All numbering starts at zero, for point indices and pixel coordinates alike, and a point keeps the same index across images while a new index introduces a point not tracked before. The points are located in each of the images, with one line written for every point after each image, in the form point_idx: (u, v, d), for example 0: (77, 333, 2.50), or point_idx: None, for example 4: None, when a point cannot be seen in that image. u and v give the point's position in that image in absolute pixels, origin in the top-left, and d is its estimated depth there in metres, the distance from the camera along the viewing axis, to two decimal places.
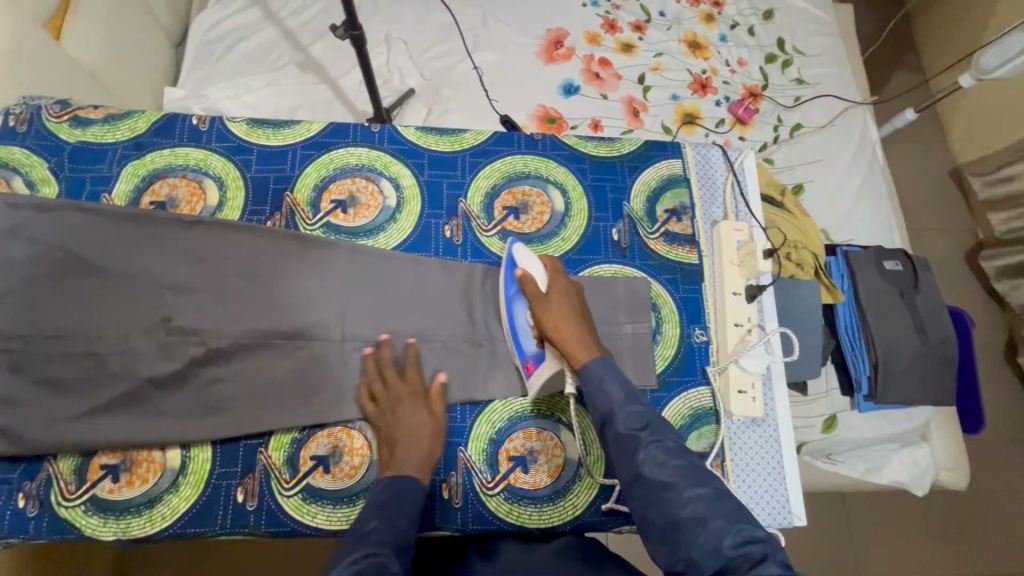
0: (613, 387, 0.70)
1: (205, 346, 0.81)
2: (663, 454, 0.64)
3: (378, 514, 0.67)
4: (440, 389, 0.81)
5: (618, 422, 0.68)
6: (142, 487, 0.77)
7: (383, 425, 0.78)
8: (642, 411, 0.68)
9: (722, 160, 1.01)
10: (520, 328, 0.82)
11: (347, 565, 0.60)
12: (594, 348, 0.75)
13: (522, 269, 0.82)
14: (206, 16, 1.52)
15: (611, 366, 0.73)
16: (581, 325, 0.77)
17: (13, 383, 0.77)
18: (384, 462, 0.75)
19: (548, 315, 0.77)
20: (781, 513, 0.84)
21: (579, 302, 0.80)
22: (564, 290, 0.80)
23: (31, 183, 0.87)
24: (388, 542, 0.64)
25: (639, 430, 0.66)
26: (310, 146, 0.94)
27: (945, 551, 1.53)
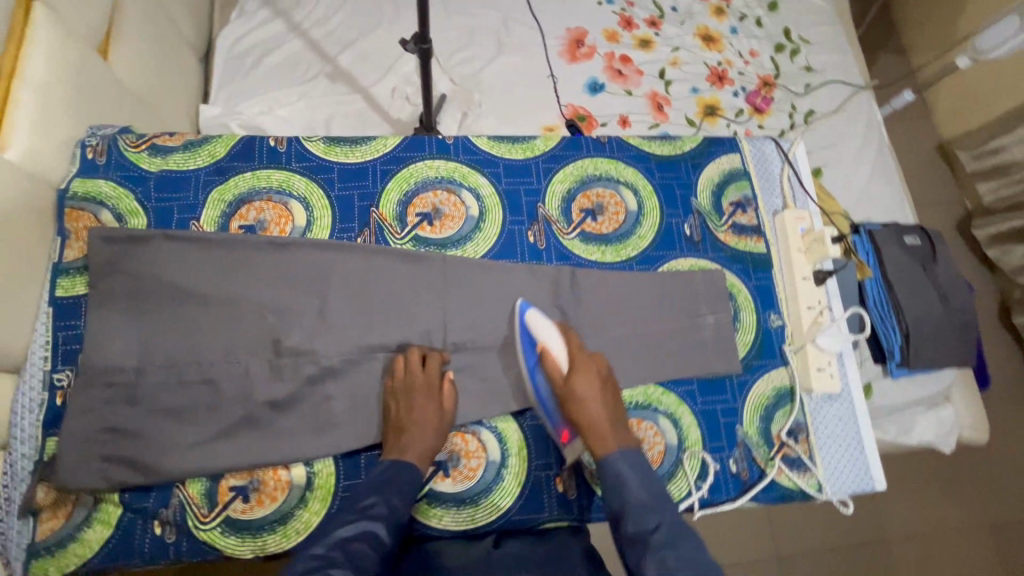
0: (631, 487, 0.74)
1: (318, 365, 0.83)
2: (677, 562, 0.66)
3: (377, 492, 0.74)
4: (451, 386, 0.84)
5: (629, 523, 0.71)
6: (272, 506, 0.79)
7: (394, 409, 0.81)
8: (656, 509, 0.71)
9: (776, 152, 1.08)
10: (547, 401, 0.84)
11: (346, 528, 0.70)
12: (617, 435, 0.78)
13: (543, 345, 0.85)
14: (231, 29, 1.50)
15: (635, 461, 0.76)
16: (608, 410, 0.80)
17: (132, 415, 0.78)
18: (390, 444, 0.79)
19: (575, 399, 0.80)
20: (863, 479, 0.91)
21: (603, 383, 0.83)
22: (592, 370, 0.83)
23: (119, 216, 0.87)
24: (383, 517, 0.72)
25: (649, 530, 0.69)
26: (389, 162, 0.96)
27: (966, 503, 1.64)
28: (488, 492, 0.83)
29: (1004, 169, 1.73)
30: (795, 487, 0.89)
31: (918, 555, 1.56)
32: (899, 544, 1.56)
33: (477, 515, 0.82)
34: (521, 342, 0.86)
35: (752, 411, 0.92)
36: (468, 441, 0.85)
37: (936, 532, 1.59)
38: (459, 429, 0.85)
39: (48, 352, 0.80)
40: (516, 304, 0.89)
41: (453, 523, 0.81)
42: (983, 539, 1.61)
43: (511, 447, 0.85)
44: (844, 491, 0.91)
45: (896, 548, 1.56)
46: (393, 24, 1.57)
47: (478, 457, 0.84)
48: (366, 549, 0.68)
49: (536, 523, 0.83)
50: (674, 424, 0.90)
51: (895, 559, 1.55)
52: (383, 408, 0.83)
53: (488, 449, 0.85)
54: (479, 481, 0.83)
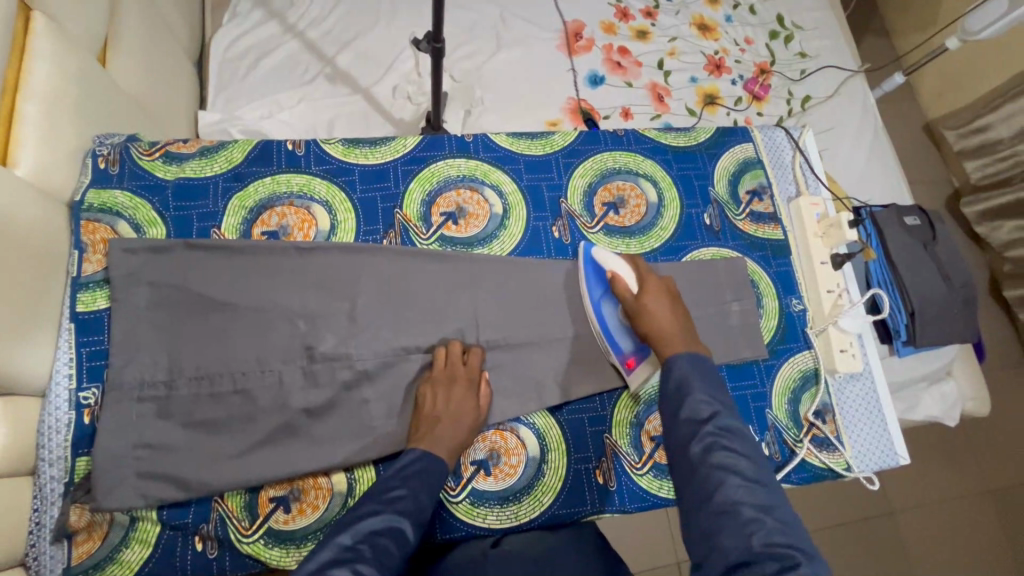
0: (694, 381, 0.70)
1: (353, 369, 0.82)
2: (727, 452, 0.62)
3: (405, 483, 0.71)
4: (487, 387, 0.84)
5: (682, 407, 0.67)
6: (314, 514, 0.78)
7: (430, 400, 0.80)
8: (714, 400, 0.67)
9: (787, 140, 1.10)
10: (613, 329, 0.87)
11: (371, 519, 0.65)
12: (684, 342, 0.76)
13: (612, 271, 0.87)
14: (226, 31, 1.47)
15: (700, 363, 0.72)
16: (677, 322, 0.79)
17: (166, 429, 0.76)
18: (421, 432, 0.78)
19: (642, 313, 0.80)
20: (888, 455, 0.93)
21: (674, 301, 0.82)
22: (661, 289, 0.83)
23: (137, 226, 0.85)
24: (410, 512, 0.67)
25: (704, 416, 0.66)
26: (409, 161, 0.95)
27: (969, 475, 1.68)
28: (529, 488, 0.83)
29: (990, 146, 1.75)
30: (828, 465, 0.91)
31: (924, 527, 1.60)
32: (905, 517, 1.60)
33: (520, 512, 0.81)
34: (586, 274, 0.89)
35: (781, 394, 0.93)
36: (507, 438, 0.84)
37: (940, 503, 1.63)
38: (497, 426, 0.85)
39: (72, 369, 0.78)
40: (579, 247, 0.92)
41: (497, 521, 0.81)
42: (985, 508, 1.65)
43: (550, 442, 0.85)
44: (871, 466, 0.93)
45: (902, 522, 1.59)
46: (390, 22, 1.54)
47: (517, 454, 0.84)
48: (391, 546, 0.63)
49: (578, 516, 0.83)
50: None
51: (902, 532, 1.58)
52: (415, 398, 0.82)
53: (527, 445, 0.85)
54: (520, 477, 0.83)
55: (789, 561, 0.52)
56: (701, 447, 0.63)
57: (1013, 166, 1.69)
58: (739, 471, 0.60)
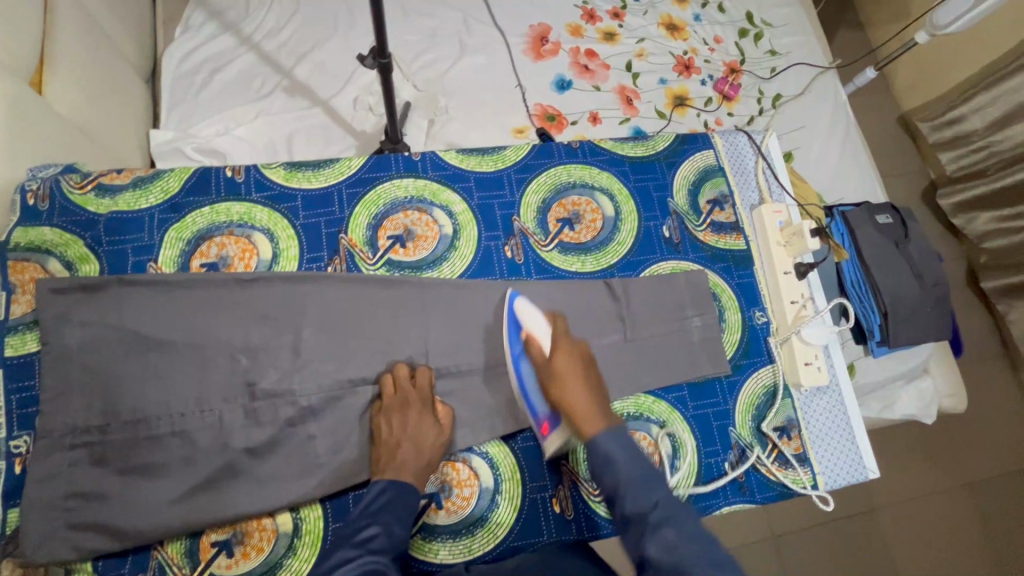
0: (622, 467, 0.71)
1: (297, 406, 0.79)
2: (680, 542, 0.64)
3: (375, 519, 0.71)
4: (446, 407, 0.82)
5: (625, 504, 0.69)
6: (258, 557, 0.75)
7: (387, 427, 0.78)
8: (649, 486, 0.70)
9: (749, 145, 1.07)
10: (530, 390, 0.82)
11: (347, 568, 0.66)
12: (601, 415, 0.75)
13: (528, 332, 0.84)
14: (177, 46, 1.42)
15: (620, 439, 0.73)
16: (590, 390, 0.77)
17: (100, 477, 0.73)
18: (383, 462, 0.76)
19: (555, 382, 0.78)
20: (857, 469, 0.91)
21: (586, 366, 0.80)
22: (575, 353, 0.81)
23: (68, 264, 0.82)
24: (385, 550, 0.69)
25: (649, 508, 0.68)
26: (355, 184, 0.92)
27: (948, 472, 1.67)
28: (483, 520, 0.81)
29: (963, 138, 1.73)
30: (793, 484, 0.88)
31: (904, 521, 1.59)
32: (885, 513, 1.59)
33: (474, 545, 0.79)
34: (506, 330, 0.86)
35: (744, 412, 0.91)
36: (460, 469, 0.82)
37: (919, 496, 1.63)
38: (449, 457, 0.83)
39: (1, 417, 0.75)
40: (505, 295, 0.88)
41: (450, 556, 0.79)
42: (963, 499, 1.65)
43: (505, 471, 0.83)
44: (839, 482, 0.91)
45: (883, 518, 1.58)
46: (349, 31, 1.50)
47: (470, 485, 0.82)
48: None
49: (534, 548, 0.81)
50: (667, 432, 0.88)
51: (883, 528, 1.57)
52: (371, 428, 0.80)
53: (480, 475, 0.83)
54: (473, 509, 0.81)
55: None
56: (656, 546, 0.64)
57: (987, 158, 1.67)
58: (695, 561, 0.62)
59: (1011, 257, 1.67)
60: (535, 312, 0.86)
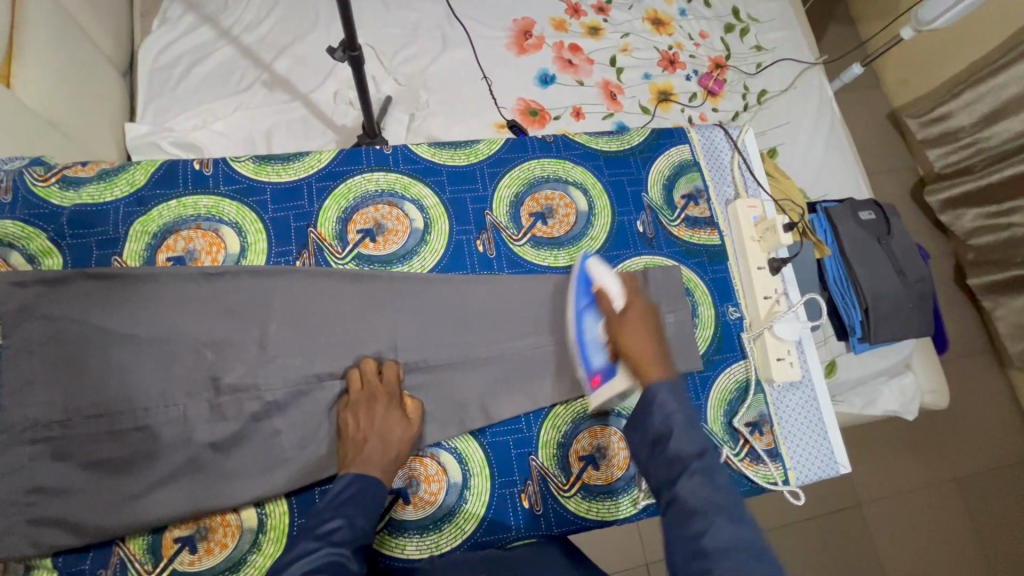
0: (676, 415, 0.67)
1: (262, 401, 0.79)
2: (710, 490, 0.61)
3: (338, 512, 0.70)
4: (415, 401, 0.82)
5: (670, 445, 0.66)
6: (221, 554, 0.75)
7: (355, 422, 0.78)
8: (701, 438, 0.66)
9: (725, 140, 1.06)
10: (589, 340, 0.82)
11: (307, 559, 0.64)
12: (665, 367, 0.72)
13: (600, 285, 0.82)
14: (153, 39, 1.40)
15: (679, 394, 0.70)
16: (657, 344, 0.73)
17: (60, 472, 0.73)
18: (350, 457, 0.76)
19: (623, 331, 0.74)
20: (828, 465, 0.91)
21: (657, 325, 0.76)
22: (646, 310, 0.77)
23: (31, 257, 0.81)
24: (348, 541, 0.68)
25: (693, 455, 0.64)
26: (325, 177, 0.91)
27: (933, 469, 1.67)
28: (451, 515, 0.80)
29: (951, 135, 1.73)
30: (764, 480, 0.88)
31: (889, 516, 1.60)
32: (871, 508, 1.59)
33: (441, 541, 0.79)
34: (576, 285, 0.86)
35: (715, 407, 0.91)
36: (428, 464, 0.82)
37: (904, 491, 1.63)
38: (417, 453, 0.82)
39: None
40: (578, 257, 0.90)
41: (417, 551, 0.78)
42: (948, 495, 1.65)
43: (473, 466, 0.83)
44: (811, 477, 0.90)
45: (868, 512, 1.59)
46: (330, 24, 1.49)
47: (438, 480, 0.81)
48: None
49: (502, 543, 0.80)
50: None
51: (869, 523, 1.58)
52: (338, 423, 0.79)
53: (448, 471, 0.82)
54: (441, 505, 0.81)
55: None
56: (687, 487, 0.62)
57: (975, 154, 1.66)
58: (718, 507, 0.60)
59: (996, 254, 1.67)
60: (608, 270, 0.84)
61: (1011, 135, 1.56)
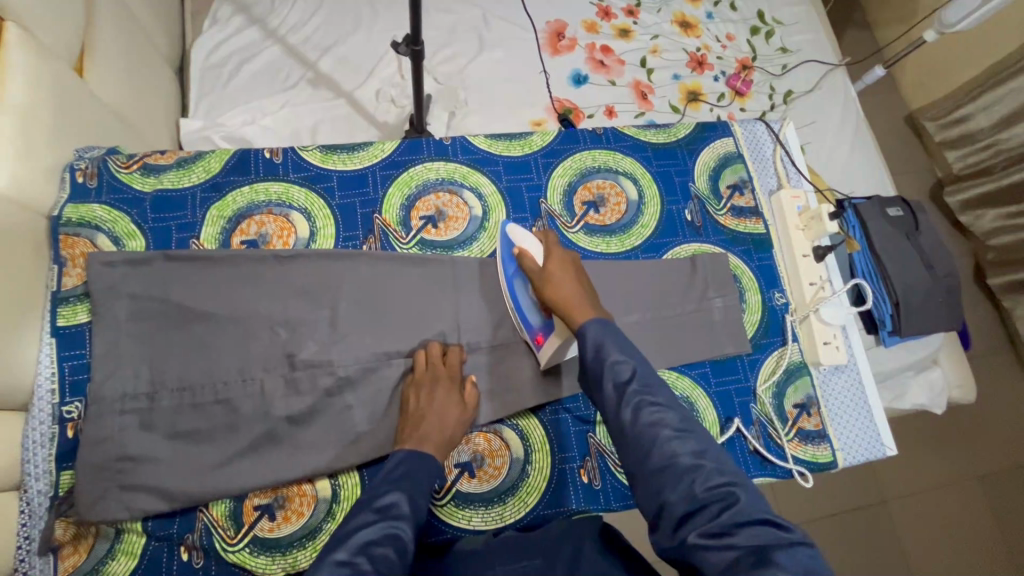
0: (608, 344, 0.69)
1: (335, 375, 0.82)
2: (653, 406, 0.63)
3: (396, 484, 0.70)
4: (473, 385, 0.84)
5: (606, 376, 0.67)
6: (299, 521, 0.78)
7: (416, 400, 0.81)
8: (632, 359, 0.67)
9: (767, 133, 1.10)
10: (523, 304, 0.85)
11: (366, 530, 0.63)
12: (590, 306, 0.75)
13: (520, 247, 0.85)
14: (205, 39, 1.45)
15: (609, 322, 0.72)
16: (581, 290, 0.77)
17: (148, 442, 0.76)
18: (407, 432, 0.78)
19: (547, 284, 0.78)
20: (874, 446, 0.94)
21: (578, 272, 0.80)
22: (562, 262, 0.81)
23: (116, 239, 0.86)
24: (408, 518, 0.66)
25: (626, 380, 0.66)
26: (388, 166, 0.95)
27: (957, 468, 1.65)
28: (514, 489, 0.84)
29: (969, 136, 1.76)
30: (812, 459, 0.91)
31: (916, 512, 1.58)
32: (897, 504, 1.58)
33: (506, 513, 0.82)
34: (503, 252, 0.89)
35: (765, 388, 0.93)
36: (491, 440, 0.86)
37: (929, 488, 1.62)
38: (481, 429, 0.86)
39: (54, 384, 0.77)
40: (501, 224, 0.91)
41: (483, 523, 0.82)
42: (974, 492, 1.64)
43: (534, 442, 0.86)
44: (858, 458, 0.93)
45: (895, 509, 1.57)
46: (372, 25, 1.54)
47: (501, 455, 0.85)
48: (391, 554, 0.61)
49: (567, 514, 0.83)
50: (691, 408, 0.91)
51: (896, 520, 1.56)
52: (401, 401, 0.82)
53: (511, 446, 0.86)
54: (504, 478, 0.84)
55: (728, 498, 0.56)
56: (631, 413, 0.63)
57: (994, 155, 1.68)
58: (669, 424, 0.62)
59: (1018, 252, 1.69)
60: (527, 233, 0.87)
61: None
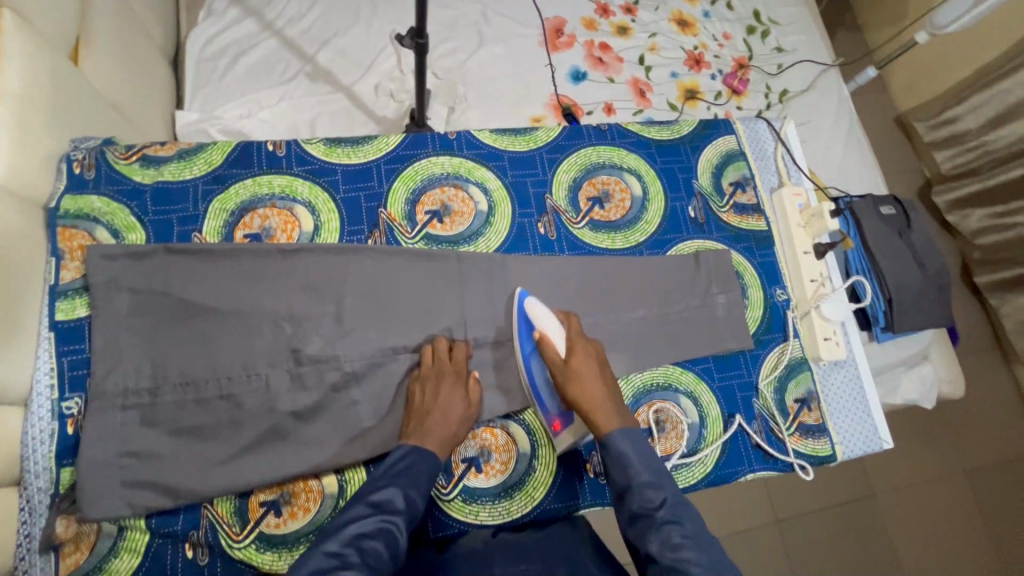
0: (636, 463, 0.74)
1: (341, 371, 0.82)
2: (684, 543, 0.66)
3: (394, 480, 0.72)
4: (477, 382, 0.84)
5: (633, 500, 0.72)
6: (305, 517, 0.78)
7: (420, 396, 0.80)
8: (660, 484, 0.72)
9: (768, 131, 1.11)
10: (539, 385, 0.84)
11: (361, 522, 0.67)
12: (617, 416, 0.77)
13: (540, 332, 0.82)
14: (201, 29, 1.42)
15: (635, 434, 0.76)
16: (607, 393, 0.78)
17: (151, 437, 0.75)
18: (411, 427, 0.78)
19: (572, 384, 0.78)
20: (872, 440, 0.95)
21: (602, 367, 0.80)
22: (586, 355, 0.80)
23: (115, 232, 0.84)
24: (403, 512, 0.70)
25: (655, 506, 0.70)
26: (393, 160, 0.95)
27: (945, 464, 1.68)
28: (521, 483, 0.84)
29: (957, 138, 1.78)
30: (813, 453, 0.92)
31: (904, 506, 1.61)
32: (886, 499, 1.60)
33: (513, 507, 0.83)
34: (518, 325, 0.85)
35: (767, 383, 0.95)
36: (498, 435, 0.86)
37: (917, 482, 1.64)
38: (488, 424, 0.86)
39: (53, 379, 0.76)
40: (515, 293, 0.87)
41: (490, 517, 0.82)
42: (960, 487, 1.67)
43: (540, 437, 0.87)
44: (856, 451, 0.95)
45: (883, 503, 1.59)
46: (370, 19, 1.52)
47: (508, 450, 0.85)
48: (380, 548, 0.65)
49: (571, 510, 0.84)
50: (694, 403, 0.91)
51: (885, 513, 1.59)
52: (406, 395, 0.82)
53: (517, 441, 0.86)
54: (512, 473, 0.84)
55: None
56: (659, 544, 0.67)
57: (980, 156, 1.71)
58: (698, 563, 0.64)
59: (1005, 251, 1.71)
60: (546, 311, 0.84)
61: (1016, 137, 1.60)
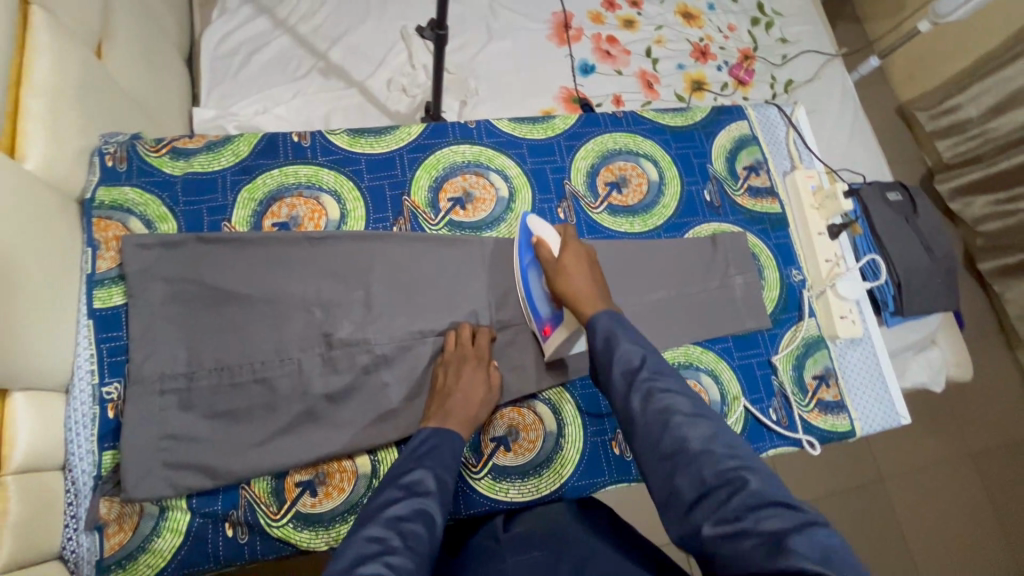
0: (618, 335, 0.71)
1: (372, 353, 0.83)
2: (665, 393, 0.63)
3: (421, 462, 0.71)
4: (495, 363, 0.85)
5: (615, 365, 0.68)
6: (340, 497, 0.80)
7: (445, 377, 0.81)
8: (642, 349, 0.69)
9: (780, 117, 1.13)
10: (535, 294, 0.86)
11: (396, 507, 0.64)
12: (602, 302, 0.77)
13: (538, 236, 0.86)
14: (215, 28, 1.44)
15: (620, 315, 0.74)
16: (595, 284, 0.79)
17: (189, 421, 0.77)
18: (436, 407, 0.79)
19: (562, 275, 0.80)
20: (889, 416, 0.97)
21: (593, 266, 0.82)
22: (579, 254, 0.83)
23: (148, 222, 0.86)
24: (436, 492, 0.67)
25: (637, 365, 0.67)
26: (415, 149, 0.97)
27: (953, 447, 1.70)
28: (549, 462, 0.86)
29: (958, 126, 1.78)
30: (833, 429, 0.94)
31: (911, 491, 1.62)
32: (894, 485, 1.61)
33: (542, 484, 0.85)
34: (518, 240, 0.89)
35: (786, 361, 0.97)
36: (525, 414, 0.88)
37: (925, 468, 1.65)
38: (514, 404, 0.88)
39: (94, 365, 0.78)
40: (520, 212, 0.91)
41: (519, 495, 0.84)
42: (968, 471, 1.68)
43: (566, 416, 0.88)
44: (875, 427, 0.96)
45: (891, 489, 1.60)
46: (381, 15, 1.54)
47: (535, 429, 0.87)
48: (420, 528, 0.62)
49: (597, 487, 0.86)
50: (715, 380, 0.93)
51: (892, 497, 1.60)
52: (433, 377, 0.84)
53: (544, 420, 0.88)
54: (539, 451, 0.86)
55: (735, 482, 0.54)
56: (641, 401, 0.64)
57: (983, 144, 1.71)
58: (681, 411, 0.61)
59: (1009, 237, 1.71)
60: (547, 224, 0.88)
61: (1018, 125, 1.61)
